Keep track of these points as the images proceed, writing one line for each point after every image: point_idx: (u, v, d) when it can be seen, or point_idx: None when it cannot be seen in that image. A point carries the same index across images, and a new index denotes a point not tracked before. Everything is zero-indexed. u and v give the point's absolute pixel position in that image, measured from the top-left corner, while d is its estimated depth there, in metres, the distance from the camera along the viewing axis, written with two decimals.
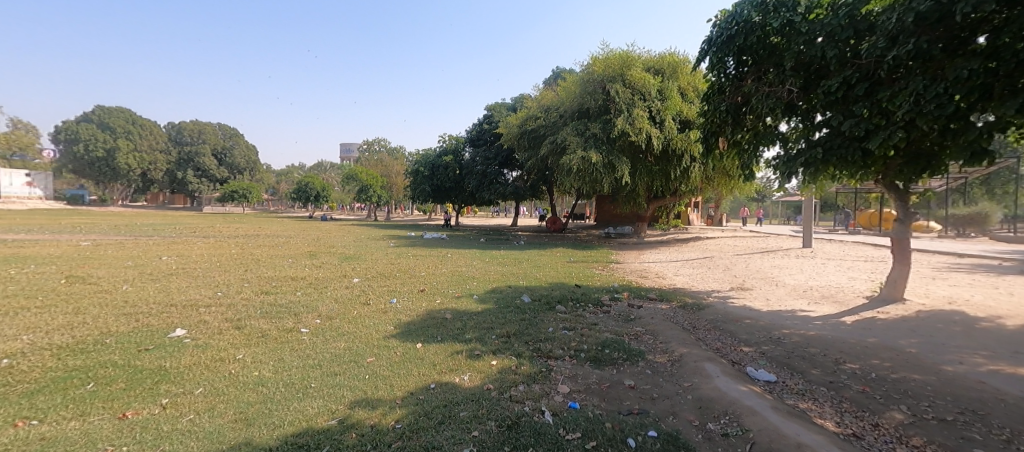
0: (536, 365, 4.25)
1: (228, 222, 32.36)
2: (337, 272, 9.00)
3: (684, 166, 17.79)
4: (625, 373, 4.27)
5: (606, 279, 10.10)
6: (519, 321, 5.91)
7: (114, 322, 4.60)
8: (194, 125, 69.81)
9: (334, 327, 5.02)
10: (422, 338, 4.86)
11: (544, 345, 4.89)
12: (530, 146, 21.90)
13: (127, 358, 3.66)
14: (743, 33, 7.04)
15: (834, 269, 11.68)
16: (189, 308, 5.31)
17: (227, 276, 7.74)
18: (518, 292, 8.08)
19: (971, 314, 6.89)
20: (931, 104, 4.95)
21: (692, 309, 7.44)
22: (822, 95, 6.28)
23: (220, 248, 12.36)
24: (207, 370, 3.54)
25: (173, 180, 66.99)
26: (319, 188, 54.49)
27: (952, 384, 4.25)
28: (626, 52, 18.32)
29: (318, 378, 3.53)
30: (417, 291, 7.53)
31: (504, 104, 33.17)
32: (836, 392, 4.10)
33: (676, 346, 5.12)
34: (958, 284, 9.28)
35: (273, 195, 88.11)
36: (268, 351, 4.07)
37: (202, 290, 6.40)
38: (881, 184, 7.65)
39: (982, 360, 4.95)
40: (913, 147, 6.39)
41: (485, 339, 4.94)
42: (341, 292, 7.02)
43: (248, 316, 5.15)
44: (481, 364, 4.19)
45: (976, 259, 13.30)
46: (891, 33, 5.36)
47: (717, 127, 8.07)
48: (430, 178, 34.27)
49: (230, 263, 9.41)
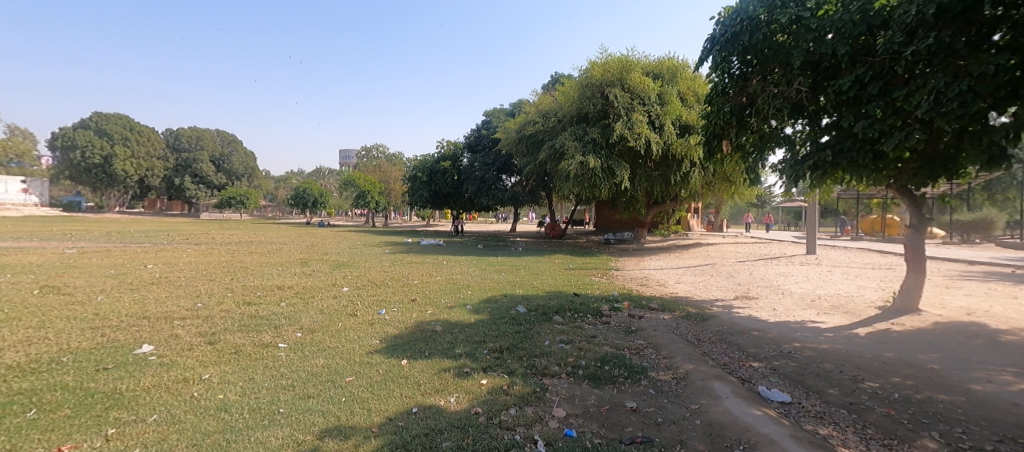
0: (530, 385, 3.93)
1: (222, 228, 32.13)
2: (326, 281, 8.70)
3: (684, 171, 17.51)
4: (627, 392, 3.95)
5: (606, 288, 9.75)
6: (513, 334, 5.58)
7: (77, 337, 4.28)
8: (193, 131, 69.73)
9: (315, 341, 4.69)
10: (408, 353, 4.54)
11: (539, 361, 4.57)
12: (529, 152, 21.63)
13: (81, 379, 3.33)
14: (748, 31, 6.76)
15: (842, 277, 11.32)
16: (161, 320, 4.99)
17: (211, 286, 7.42)
18: (513, 301, 7.72)
19: (992, 326, 6.56)
20: (954, 102, 4.67)
21: (696, 320, 7.11)
22: (833, 95, 6.02)
23: (208, 256, 12.05)
24: (168, 393, 3.21)
25: (170, 187, 67.54)
26: (316, 194, 54.36)
27: (985, 407, 3.94)
28: (624, 57, 18.14)
29: (289, 402, 3.20)
30: (408, 301, 7.19)
31: (502, 110, 32.98)
32: (857, 416, 3.78)
33: (681, 361, 4.79)
34: (973, 293, 8.93)
35: (271, 200, 88.00)
36: (239, 369, 3.74)
37: (180, 301, 6.08)
38: (894, 189, 7.36)
39: (1011, 378, 4.64)
40: (928, 150, 6.16)
41: (476, 355, 4.62)
42: (327, 303, 6.69)
43: (224, 329, 4.81)
44: (471, 383, 3.87)
45: (988, 267, 12.94)
46: (909, 26, 5.07)
47: (720, 129, 7.81)
48: (428, 184, 34.00)
49: (215, 271, 9.11)
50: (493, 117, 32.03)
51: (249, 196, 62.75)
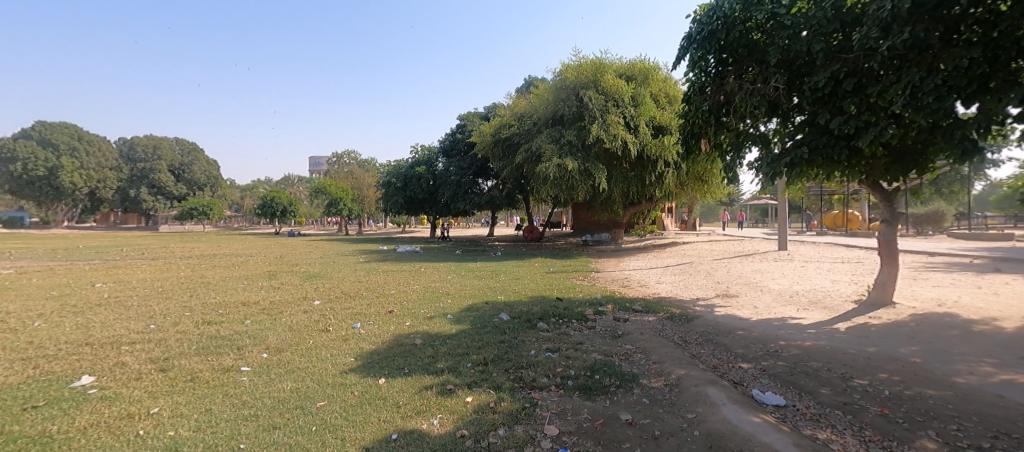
0: (518, 401, 3.68)
1: (181, 241, 30.51)
2: (296, 294, 8.22)
3: (659, 171, 17.72)
4: (620, 404, 3.74)
5: (589, 291, 9.58)
6: (497, 344, 5.31)
7: (2, 371, 3.78)
8: (149, 140, 67.10)
9: (282, 362, 4.31)
10: (386, 371, 4.22)
11: (526, 373, 4.33)
12: (505, 155, 21.45)
13: (1, 422, 2.89)
14: (724, 28, 6.72)
15: (815, 272, 11.52)
16: (107, 346, 4.51)
17: (166, 305, 6.85)
18: (495, 309, 7.44)
19: (964, 317, 6.69)
20: (929, 96, 4.70)
21: (681, 321, 7.01)
22: (809, 92, 6.04)
23: (166, 271, 11.32)
24: (108, 432, 2.81)
25: (125, 199, 64.05)
26: (285, 203, 52.65)
27: (973, 401, 3.93)
28: (598, 59, 18.21)
29: (251, 435, 2.86)
30: (385, 313, 6.83)
31: (477, 113, 32.72)
32: (854, 416, 3.69)
33: (672, 366, 4.63)
34: (941, 284, 9.19)
35: (237, 210, 84.80)
36: (195, 400, 3.35)
37: (130, 324, 5.53)
38: (866, 186, 7.46)
39: (992, 369, 4.67)
40: (898, 146, 6.26)
41: (459, 369, 4.34)
42: (297, 319, 6.25)
43: (179, 353, 4.37)
44: (455, 401, 3.59)
45: (948, 257, 13.44)
46: (883, 21, 5.10)
47: (698, 128, 7.76)
48: (403, 190, 33.45)
49: (173, 288, 8.47)
50: (467, 121, 31.69)
51: (213, 206, 60.40)
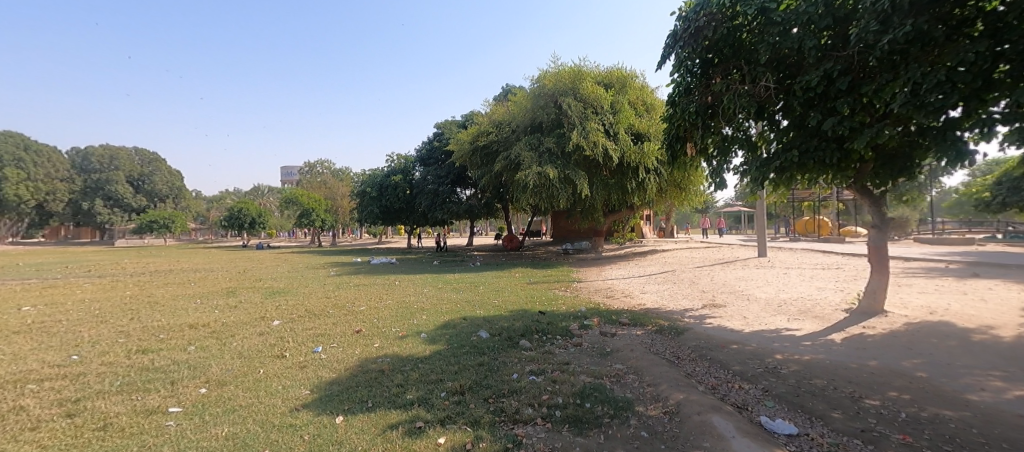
0: (500, 440, 3.16)
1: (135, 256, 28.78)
2: (254, 314, 7.50)
3: (639, 178, 17.51)
4: (615, 440, 3.26)
5: (572, 302, 9.12)
6: (475, 367, 4.77)
7: None
8: (104, 150, 64.28)
9: (221, 399, 3.67)
10: (345, 406, 3.64)
11: (508, 403, 3.81)
12: (483, 163, 21.01)
13: None
14: (711, 25, 6.47)
15: (799, 279, 11.35)
16: (8, 386, 3.80)
17: (97, 330, 6.06)
18: (474, 325, 6.91)
19: (959, 325, 6.48)
20: (933, 93, 4.50)
21: (671, 334, 6.61)
22: (800, 92, 5.80)
23: (110, 291, 10.37)
24: None
25: (77, 212, 61.06)
26: (254, 214, 50.89)
27: (994, 422, 3.61)
28: (576, 66, 18.01)
29: None
30: (352, 334, 6.21)
31: (454, 121, 32.16)
32: (874, 446, 3.31)
33: (669, 389, 4.16)
34: (926, 291, 9.06)
35: (204, 222, 82.03)
36: None
37: (47, 355, 4.79)
38: (853, 190, 7.24)
39: (1002, 384, 4.39)
40: (886, 149, 6.05)
41: (431, 401, 3.80)
42: (250, 343, 5.58)
43: (96, 392, 3.69)
44: (424, 444, 3.04)
45: (924, 262, 13.56)
46: (881, 15, 4.87)
47: (683, 131, 7.48)
48: (378, 199, 32.65)
49: (112, 311, 7.63)
50: (444, 128, 31.08)
51: (176, 219, 58.10)
